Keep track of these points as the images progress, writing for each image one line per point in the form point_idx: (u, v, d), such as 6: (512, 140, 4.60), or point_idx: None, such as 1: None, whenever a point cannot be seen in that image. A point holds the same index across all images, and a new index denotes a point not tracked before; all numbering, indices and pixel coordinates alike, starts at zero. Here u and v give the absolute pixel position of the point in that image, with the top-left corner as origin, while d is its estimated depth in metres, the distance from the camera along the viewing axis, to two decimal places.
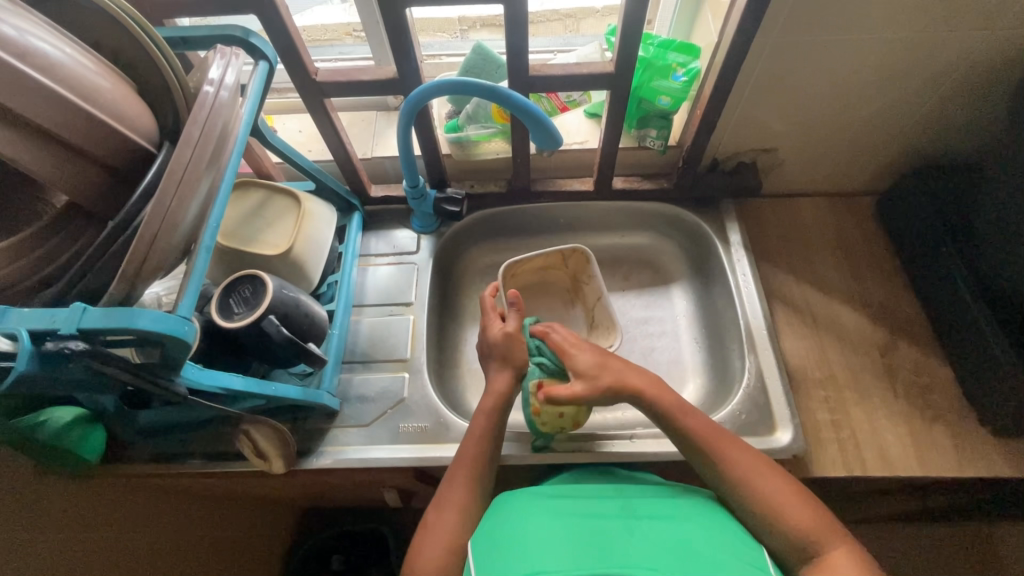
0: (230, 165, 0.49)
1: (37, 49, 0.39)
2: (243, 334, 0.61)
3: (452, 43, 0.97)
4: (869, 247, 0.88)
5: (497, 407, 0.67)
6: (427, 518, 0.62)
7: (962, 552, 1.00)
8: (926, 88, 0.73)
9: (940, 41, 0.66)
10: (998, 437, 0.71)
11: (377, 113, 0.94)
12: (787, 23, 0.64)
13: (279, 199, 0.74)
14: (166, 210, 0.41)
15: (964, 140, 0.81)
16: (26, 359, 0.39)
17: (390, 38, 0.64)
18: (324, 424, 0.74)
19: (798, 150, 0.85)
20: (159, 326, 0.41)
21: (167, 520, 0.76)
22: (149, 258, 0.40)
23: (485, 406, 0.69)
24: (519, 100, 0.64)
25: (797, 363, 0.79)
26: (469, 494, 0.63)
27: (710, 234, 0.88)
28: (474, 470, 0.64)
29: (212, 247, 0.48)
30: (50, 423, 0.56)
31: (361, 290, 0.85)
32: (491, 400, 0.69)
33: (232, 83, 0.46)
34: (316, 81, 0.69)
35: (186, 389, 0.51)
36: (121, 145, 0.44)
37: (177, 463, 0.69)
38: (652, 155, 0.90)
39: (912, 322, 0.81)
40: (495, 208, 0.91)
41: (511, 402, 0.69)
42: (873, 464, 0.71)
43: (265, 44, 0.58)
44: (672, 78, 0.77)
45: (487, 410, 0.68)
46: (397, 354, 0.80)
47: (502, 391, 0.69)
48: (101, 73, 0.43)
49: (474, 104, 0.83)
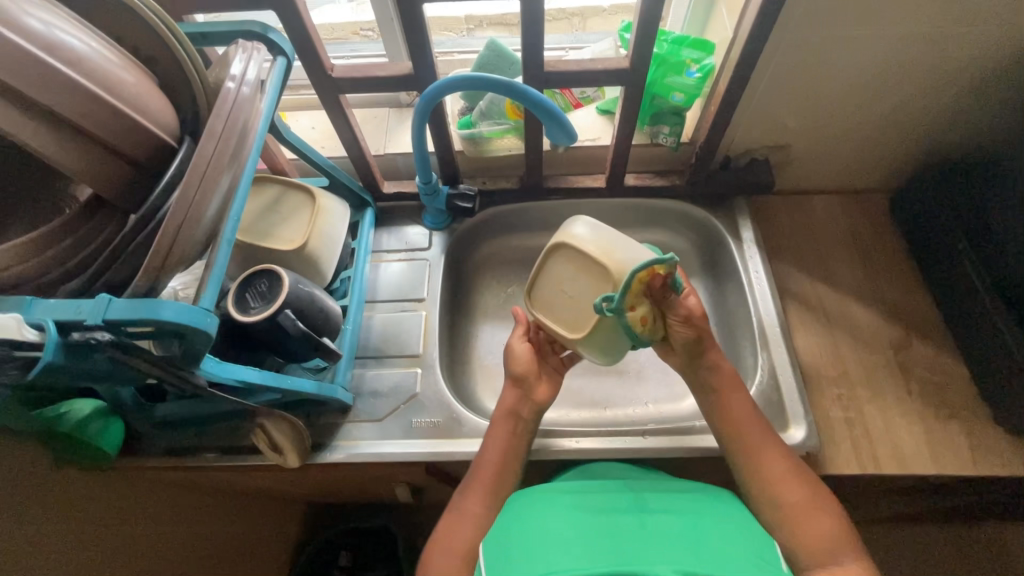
0: (250, 159, 0.49)
1: (64, 42, 0.39)
2: (259, 328, 0.62)
3: (462, 40, 0.97)
4: (882, 244, 0.88)
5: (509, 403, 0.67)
6: (443, 522, 0.63)
7: (973, 551, 0.99)
8: (942, 84, 0.73)
9: (957, 37, 0.66)
10: (1014, 436, 0.71)
11: (389, 110, 0.95)
12: (804, 18, 0.64)
13: (294, 195, 0.75)
14: (190, 203, 0.41)
15: (979, 137, 0.80)
16: (53, 349, 0.40)
17: (406, 34, 0.64)
18: (338, 419, 0.74)
19: (812, 147, 0.85)
20: (182, 318, 0.41)
21: (181, 515, 0.77)
22: (173, 251, 0.41)
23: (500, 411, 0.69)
24: (535, 96, 0.64)
25: (811, 360, 0.79)
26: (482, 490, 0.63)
27: (721, 231, 0.87)
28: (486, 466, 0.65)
29: (233, 241, 0.48)
30: (72, 416, 0.57)
31: (374, 286, 0.86)
32: (506, 406, 0.69)
33: (253, 79, 0.46)
34: (332, 77, 0.69)
35: (205, 382, 0.52)
36: (144, 139, 0.44)
37: (193, 456, 0.70)
38: (664, 152, 0.90)
39: (926, 320, 0.81)
40: (506, 205, 0.91)
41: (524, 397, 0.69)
42: (887, 462, 0.71)
43: (283, 40, 0.58)
44: (685, 74, 0.77)
45: (502, 416, 0.68)
46: (410, 349, 0.80)
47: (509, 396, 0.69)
48: (124, 67, 0.43)
49: (487, 100, 0.83)
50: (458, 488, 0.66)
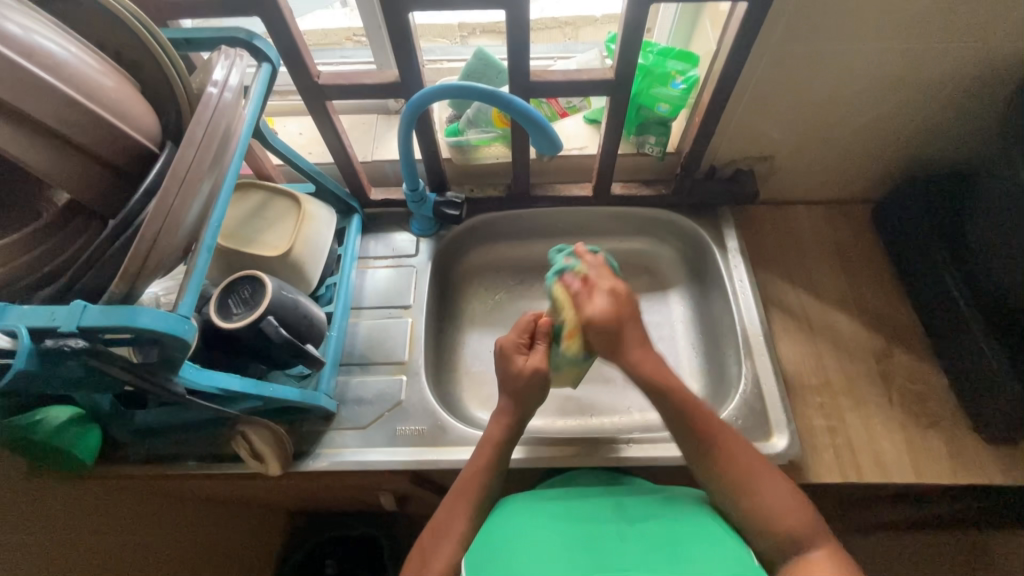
0: (232, 166, 0.49)
1: (42, 47, 0.39)
2: (241, 334, 0.61)
3: (453, 48, 0.97)
4: (864, 255, 0.89)
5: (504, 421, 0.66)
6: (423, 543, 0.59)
7: (956, 559, 1.00)
8: (921, 99, 0.74)
9: (936, 52, 0.67)
10: (992, 445, 0.72)
11: (378, 117, 0.95)
12: (785, 32, 0.65)
13: (280, 201, 0.74)
14: (169, 209, 0.41)
15: (956, 150, 0.82)
16: (26, 356, 0.39)
17: (393, 43, 0.65)
18: (321, 426, 0.74)
19: (794, 159, 0.86)
20: (159, 325, 0.41)
21: (159, 522, 0.76)
22: (150, 257, 0.40)
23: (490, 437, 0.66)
24: (521, 106, 0.64)
25: (794, 369, 0.79)
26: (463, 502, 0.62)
27: (707, 241, 0.88)
28: (479, 481, 0.63)
29: (213, 247, 0.48)
30: (45, 422, 0.56)
31: (360, 293, 0.85)
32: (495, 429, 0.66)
33: (236, 85, 0.46)
34: (319, 84, 0.69)
35: (184, 389, 0.51)
36: (124, 144, 0.44)
37: (172, 464, 0.69)
38: (650, 161, 0.90)
39: (907, 330, 0.82)
40: (494, 213, 0.92)
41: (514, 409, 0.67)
42: (868, 470, 0.71)
43: (268, 46, 0.58)
44: (671, 85, 0.78)
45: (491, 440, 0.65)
46: (395, 356, 0.80)
47: (507, 424, 0.66)
48: (104, 72, 0.43)
49: (474, 108, 0.84)
50: (441, 505, 0.63)
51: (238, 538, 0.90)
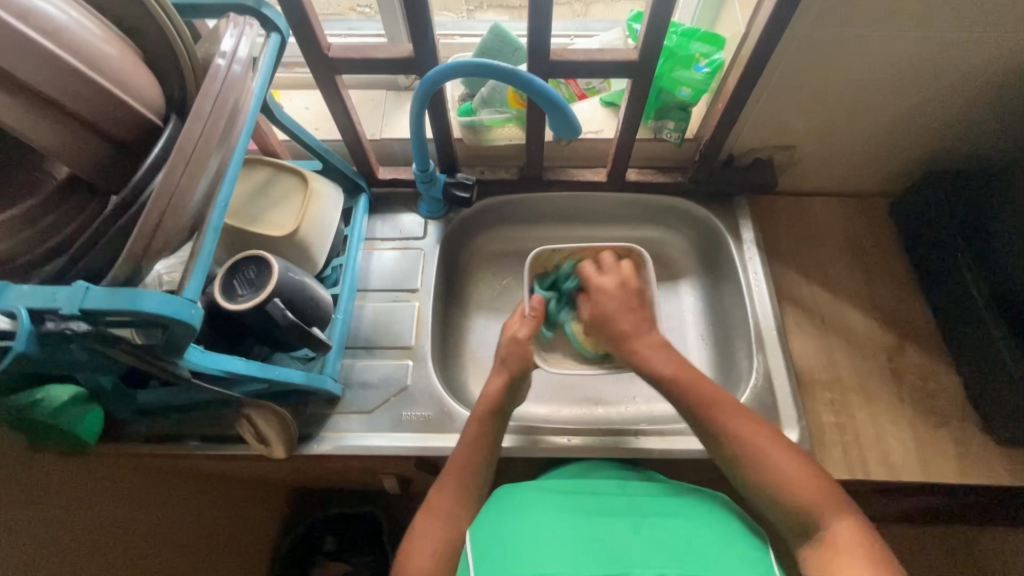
0: (240, 142, 0.47)
1: (39, 10, 0.36)
2: (247, 316, 0.60)
3: (463, 22, 0.94)
4: (879, 250, 0.87)
5: (490, 396, 0.66)
6: (416, 522, 0.60)
7: (952, 556, 1.01)
8: (951, 92, 0.72)
9: (972, 41, 0.64)
10: (1001, 446, 0.71)
11: (387, 93, 0.92)
12: (817, 18, 0.62)
13: (285, 178, 0.72)
14: (175, 188, 0.39)
15: (983, 144, 0.80)
16: (25, 339, 0.37)
17: (408, 17, 0.62)
18: (325, 410, 0.73)
19: (815, 149, 0.83)
20: (165, 309, 0.39)
21: (166, 497, 0.76)
22: (155, 239, 0.39)
23: (474, 415, 0.66)
24: (539, 85, 0.62)
25: (805, 363, 0.78)
26: (461, 490, 0.61)
27: (722, 230, 0.86)
28: (468, 466, 0.62)
29: (219, 229, 0.46)
30: (46, 402, 0.55)
31: (366, 274, 0.84)
32: (480, 408, 0.66)
33: (245, 57, 0.44)
34: (328, 57, 0.66)
35: (188, 372, 0.50)
36: (126, 117, 0.42)
37: (175, 444, 0.69)
38: (667, 147, 0.88)
39: (921, 327, 0.81)
40: (504, 196, 0.90)
41: (509, 384, 0.67)
42: (876, 468, 0.71)
43: (278, 15, 0.56)
44: (694, 68, 0.75)
45: (475, 420, 0.65)
46: (401, 341, 0.78)
47: (495, 395, 0.66)
48: (106, 39, 0.41)
49: (489, 87, 0.81)
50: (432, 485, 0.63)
51: (240, 514, 0.91)
